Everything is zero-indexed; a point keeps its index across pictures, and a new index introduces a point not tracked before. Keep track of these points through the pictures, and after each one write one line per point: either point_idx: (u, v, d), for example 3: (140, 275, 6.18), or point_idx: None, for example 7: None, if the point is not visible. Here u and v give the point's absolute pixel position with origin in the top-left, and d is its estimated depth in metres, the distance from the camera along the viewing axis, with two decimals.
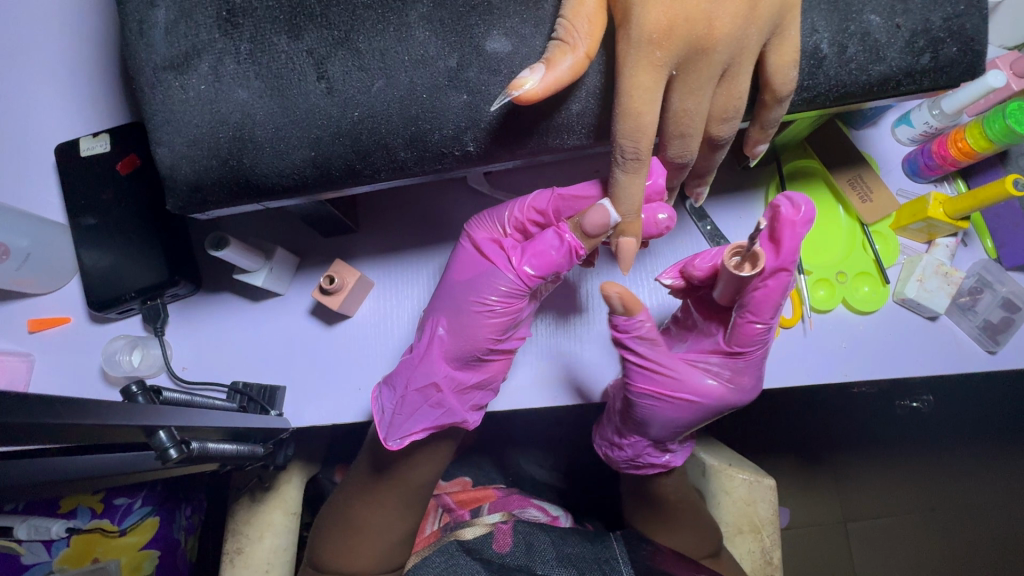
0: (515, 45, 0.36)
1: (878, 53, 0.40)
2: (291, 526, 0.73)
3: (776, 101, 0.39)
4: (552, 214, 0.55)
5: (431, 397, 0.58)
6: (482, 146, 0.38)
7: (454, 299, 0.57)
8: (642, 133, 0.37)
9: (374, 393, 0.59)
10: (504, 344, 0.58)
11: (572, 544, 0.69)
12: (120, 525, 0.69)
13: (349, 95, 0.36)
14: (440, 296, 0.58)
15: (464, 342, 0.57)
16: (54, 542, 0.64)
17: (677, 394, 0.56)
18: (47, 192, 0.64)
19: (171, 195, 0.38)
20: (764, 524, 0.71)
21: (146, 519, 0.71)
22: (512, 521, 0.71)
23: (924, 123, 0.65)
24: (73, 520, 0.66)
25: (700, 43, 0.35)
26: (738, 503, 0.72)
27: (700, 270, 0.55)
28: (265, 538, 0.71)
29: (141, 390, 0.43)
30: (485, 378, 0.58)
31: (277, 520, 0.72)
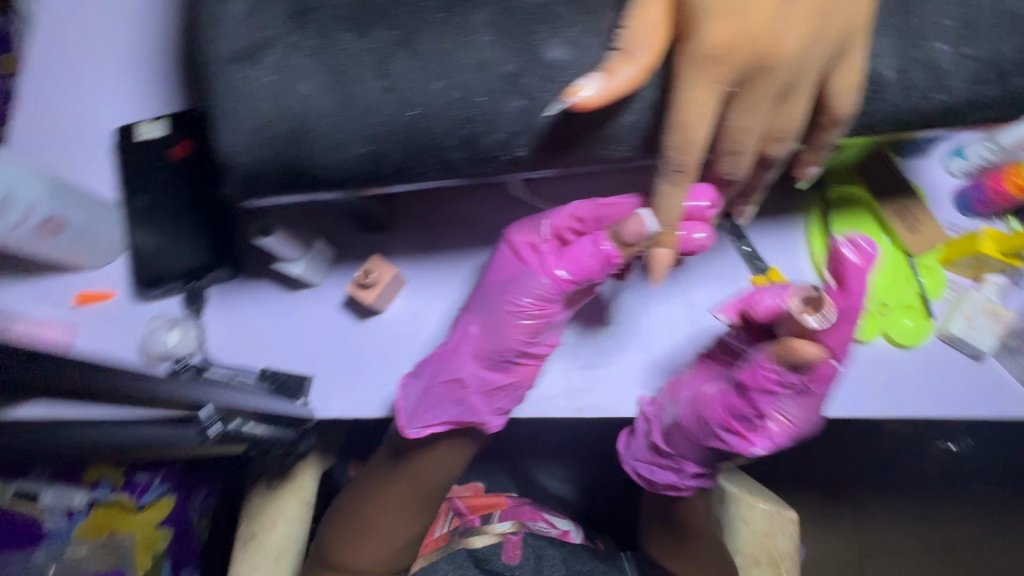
0: (574, 54, 0.36)
1: (943, 83, 0.39)
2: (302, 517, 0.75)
3: (834, 124, 0.38)
4: (591, 225, 0.55)
5: (455, 393, 0.58)
6: (532, 151, 0.39)
7: (487, 300, 0.58)
8: (692, 147, 0.37)
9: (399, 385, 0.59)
10: (534, 348, 0.58)
11: (582, 561, 0.71)
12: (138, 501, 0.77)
13: (408, 94, 0.37)
14: (477, 298, 0.59)
15: (493, 343, 0.57)
16: (75, 512, 0.73)
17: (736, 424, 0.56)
18: (103, 172, 0.66)
19: (228, 181, 0.39)
20: (783, 559, 0.63)
21: (161, 498, 0.78)
22: (521, 533, 0.73)
23: (980, 155, 0.65)
24: (94, 493, 0.74)
25: (764, 60, 0.34)
26: (759, 539, 0.65)
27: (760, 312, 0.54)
28: (277, 525, 0.72)
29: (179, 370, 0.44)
30: (514, 386, 0.59)
31: (291, 509, 0.73)
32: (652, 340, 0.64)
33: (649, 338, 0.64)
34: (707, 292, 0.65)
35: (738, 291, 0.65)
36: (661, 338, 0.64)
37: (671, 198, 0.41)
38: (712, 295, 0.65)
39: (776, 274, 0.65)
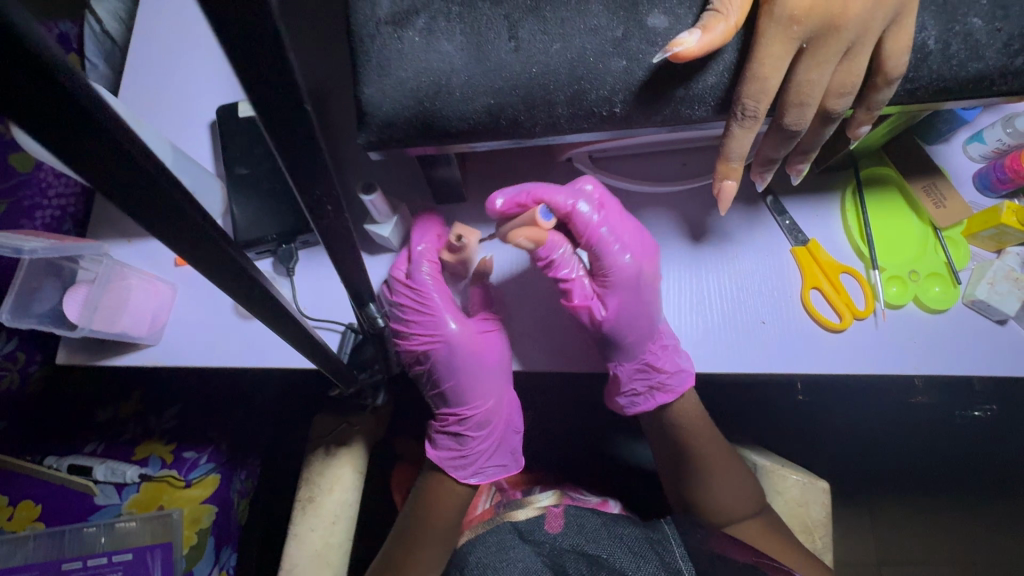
0: (671, 22, 0.43)
1: (978, 52, 0.46)
2: (356, 484, 0.89)
3: (886, 83, 0.44)
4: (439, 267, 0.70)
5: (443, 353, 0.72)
6: (627, 108, 0.45)
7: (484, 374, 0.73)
8: (766, 95, 0.44)
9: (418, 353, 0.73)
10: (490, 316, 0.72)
11: (622, 526, 0.72)
12: (188, 477, 0.90)
13: (531, 53, 0.44)
14: (478, 372, 0.73)
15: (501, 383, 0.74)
16: (127, 486, 0.86)
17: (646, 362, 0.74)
18: (206, 145, 0.74)
19: (368, 129, 0.46)
20: (816, 524, 0.82)
21: (208, 475, 0.91)
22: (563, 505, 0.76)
23: (998, 140, 0.71)
24: (146, 468, 0.88)
25: (832, 21, 0.42)
26: (790, 503, 0.83)
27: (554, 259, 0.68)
28: (334, 490, 0.87)
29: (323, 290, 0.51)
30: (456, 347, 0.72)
31: (345, 474, 0.88)
32: (705, 304, 0.72)
33: (703, 302, 0.72)
34: (752, 261, 0.72)
35: (780, 260, 0.72)
36: (712, 304, 0.71)
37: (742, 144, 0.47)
38: (754, 265, 0.72)
39: (816, 245, 0.72)
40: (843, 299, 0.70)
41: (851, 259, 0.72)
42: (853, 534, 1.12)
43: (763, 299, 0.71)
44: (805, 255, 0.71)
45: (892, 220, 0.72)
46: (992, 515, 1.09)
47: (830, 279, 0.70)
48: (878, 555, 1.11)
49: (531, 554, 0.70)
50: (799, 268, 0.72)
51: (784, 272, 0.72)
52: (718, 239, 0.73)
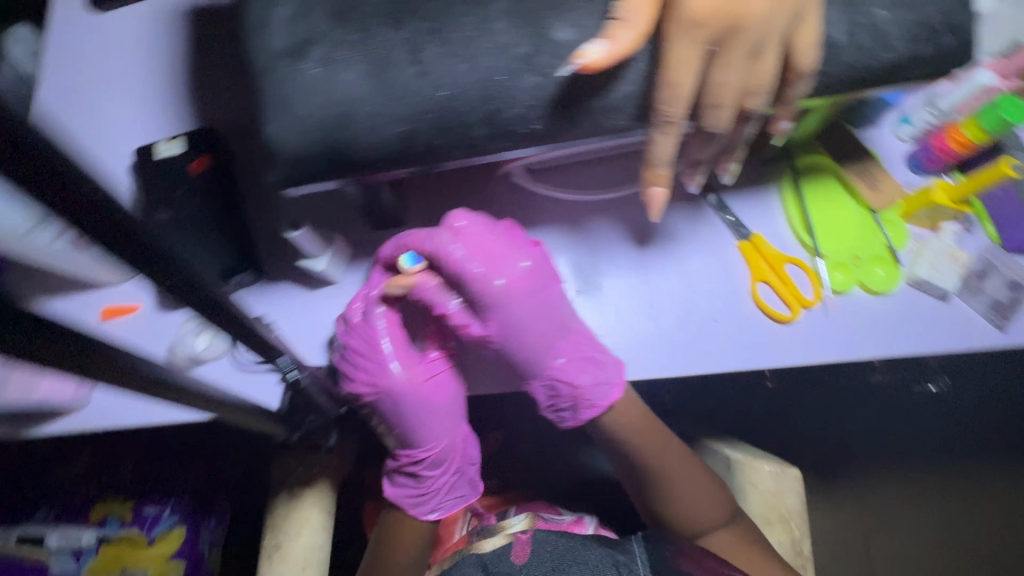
0: (580, 35, 0.41)
1: (887, 44, 0.46)
2: (325, 526, 0.84)
3: (798, 78, 0.45)
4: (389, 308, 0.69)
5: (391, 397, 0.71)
6: (546, 123, 0.44)
7: (434, 414, 0.72)
8: (679, 101, 0.43)
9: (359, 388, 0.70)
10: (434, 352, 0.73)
11: (589, 549, 0.75)
12: (149, 534, 0.88)
13: (437, 77, 0.42)
14: (428, 412, 0.71)
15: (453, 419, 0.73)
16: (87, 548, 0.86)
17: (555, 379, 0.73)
18: (123, 190, 0.70)
19: (276, 169, 0.44)
20: (792, 515, 0.81)
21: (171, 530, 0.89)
22: (529, 531, 0.77)
23: (924, 120, 0.74)
24: (104, 530, 0.87)
25: (736, 20, 0.41)
26: (765, 494, 0.83)
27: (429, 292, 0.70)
28: (302, 534, 0.82)
29: None
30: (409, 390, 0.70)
31: (315, 517, 0.84)
32: (657, 307, 0.70)
33: (654, 305, 0.70)
34: (699, 260, 0.72)
35: (727, 256, 0.72)
36: (664, 308, 0.70)
37: (663, 150, 0.47)
38: (702, 264, 0.72)
39: (760, 239, 0.72)
40: (790, 290, 0.70)
41: (795, 250, 0.73)
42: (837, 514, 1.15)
43: (713, 296, 0.71)
44: (750, 250, 0.71)
45: (832, 207, 0.73)
46: (968, 476, 1.12)
47: (776, 271, 0.70)
48: (863, 527, 1.14)
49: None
50: (746, 263, 0.72)
51: (732, 268, 0.72)
52: (664, 241, 0.72)
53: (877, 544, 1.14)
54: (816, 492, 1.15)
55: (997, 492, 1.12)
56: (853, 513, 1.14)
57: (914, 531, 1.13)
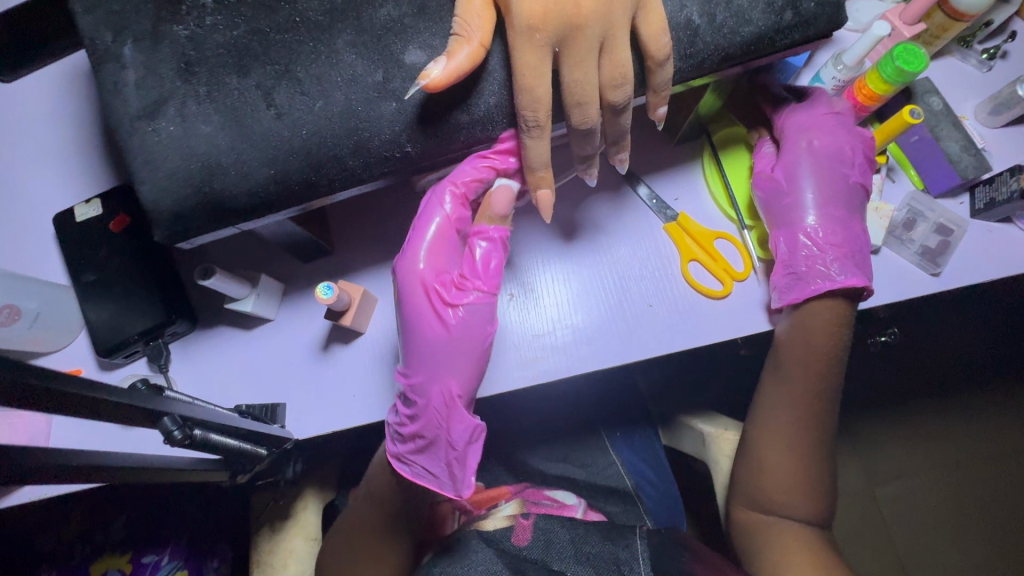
0: (429, 55, 0.43)
1: (744, 17, 0.46)
2: (311, 552, 0.85)
3: (658, 65, 0.45)
4: (448, 236, 0.63)
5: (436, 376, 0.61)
6: (416, 146, 0.44)
7: (445, 352, 0.61)
8: (539, 104, 0.43)
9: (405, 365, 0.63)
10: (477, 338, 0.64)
11: (591, 541, 0.74)
12: None
13: (296, 117, 0.43)
14: (428, 354, 0.61)
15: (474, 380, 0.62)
16: None
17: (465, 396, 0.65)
18: (47, 258, 0.70)
19: (156, 226, 0.44)
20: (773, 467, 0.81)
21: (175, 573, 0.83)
22: (530, 517, 0.77)
23: (832, 78, 0.73)
24: None
25: (572, 21, 0.42)
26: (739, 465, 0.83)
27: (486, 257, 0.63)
28: (288, 565, 0.83)
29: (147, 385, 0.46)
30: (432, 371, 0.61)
31: (299, 547, 0.84)
32: (588, 299, 0.70)
33: (585, 297, 0.70)
34: (627, 246, 0.72)
35: (655, 239, 0.72)
36: (598, 298, 0.70)
37: (540, 154, 0.46)
38: (631, 251, 0.72)
39: (685, 217, 0.71)
40: (721, 264, 0.70)
41: (722, 224, 0.73)
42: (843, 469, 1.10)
43: (645, 281, 0.71)
44: (677, 229, 0.71)
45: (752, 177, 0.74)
46: (953, 415, 1.12)
47: (704, 247, 0.70)
48: (869, 480, 1.10)
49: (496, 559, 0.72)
50: (674, 243, 0.71)
51: (661, 251, 0.71)
52: (588, 232, 0.73)
53: (887, 496, 1.09)
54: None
55: (986, 426, 1.11)
56: (857, 467, 1.10)
57: (920, 476, 1.09)
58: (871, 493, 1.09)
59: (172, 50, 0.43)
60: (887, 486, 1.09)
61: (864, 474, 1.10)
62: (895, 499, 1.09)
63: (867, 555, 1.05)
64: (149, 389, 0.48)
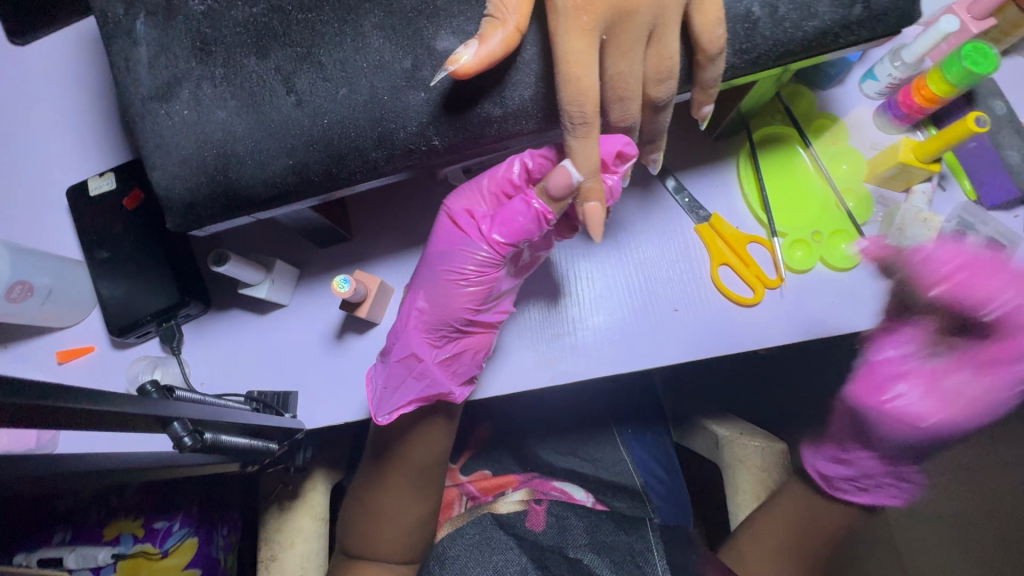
0: (462, 40, 0.39)
1: (809, 10, 0.42)
2: (320, 531, 0.85)
3: (709, 60, 0.40)
4: (496, 202, 0.57)
5: (429, 332, 0.59)
6: (445, 139, 0.41)
7: (429, 271, 0.58)
8: (587, 97, 0.39)
9: (406, 310, 0.59)
10: (483, 317, 0.60)
11: (607, 531, 0.75)
12: (163, 547, 0.79)
13: (317, 105, 0.40)
14: (419, 270, 0.60)
15: (440, 314, 0.58)
16: (103, 566, 0.76)
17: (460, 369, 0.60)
18: (62, 232, 0.68)
19: (169, 215, 0.42)
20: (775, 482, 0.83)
21: (185, 541, 0.81)
22: (544, 502, 0.77)
23: (888, 76, 0.67)
24: (118, 547, 0.78)
25: (622, 7, 0.38)
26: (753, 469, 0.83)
27: (515, 220, 0.54)
28: (296, 544, 0.84)
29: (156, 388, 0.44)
30: (425, 323, 0.59)
31: (308, 526, 0.85)
32: (614, 300, 0.67)
33: (611, 298, 0.67)
34: (654, 247, 0.68)
35: (684, 241, 0.69)
36: (624, 300, 0.67)
37: (587, 152, 0.42)
38: (658, 251, 0.68)
39: (719, 219, 0.68)
40: (751, 271, 0.66)
41: (753, 228, 0.69)
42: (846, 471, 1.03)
43: (672, 285, 0.68)
44: (709, 231, 0.68)
45: (791, 180, 0.69)
46: None
47: (738, 252, 0.66)
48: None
49: (514, 548, 0.72)
50: (705, 245, 0.68)
51: (691, 253, 0.68)
52: (617, 231, 0.70)
53: None
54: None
55: None
56: None
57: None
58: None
59: (186, 28, 0.41)
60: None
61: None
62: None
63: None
64: (156, 391, 0.46)
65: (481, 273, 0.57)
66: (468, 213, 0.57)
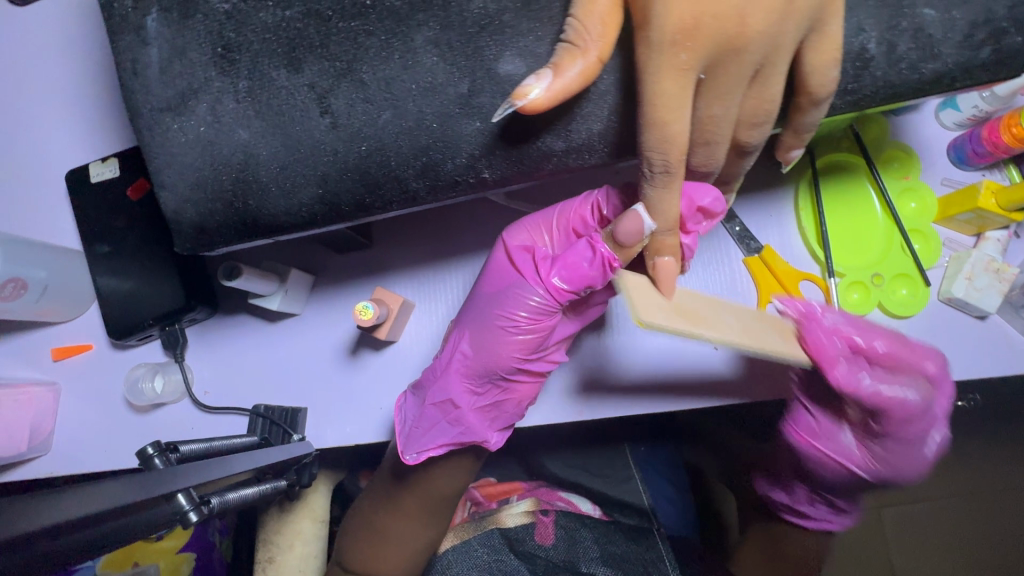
0: (529, 65, 0.34)
1: (932, 51, 0.36)
2: (319, 534, 0.73)
3: (813, 105, 0.36)
4: (562, 244, 0.52)
5: (471, 378, 0.53)
6: (497, 172, 0.37)
7: (479, 312, 0.53)
8: (671, 144, 0.35)
9: (449, 348, 0.54)
10: (532, 364, 0.53)
11: (616, 542, 0.70)
12: (156, 533, 0.67)
13: (355, 128, 0.35)
14: (466, 309, 0.54)
15: (486, 361, 0.52)
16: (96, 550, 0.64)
17: (500, 417, 0.55)
18: (61, 220, 0.63)
19: (178, 238, 0.39)
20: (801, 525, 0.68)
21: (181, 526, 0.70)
22: (552, 512, 0.71)
23: (972, 107, 0.61)
24: None
25: (730, 42, 0.33)
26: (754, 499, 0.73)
27: (575, 268, 0.48)
28: (295, 546, 0.71)
29: (157, 452, 0.41)
30: (468, 367, 0.53)
31: (307, 528, 0.72)
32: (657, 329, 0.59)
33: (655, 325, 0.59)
34: (700, 277, 0.63)
35: (732, 274, 0.63)
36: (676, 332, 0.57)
37: (666, 202, 0.38)
38: (704, 283, 0.63)
39: (771, 253, 0.62)
40: None
41: (807, 264, 0.63)
42: None
43: None
44: (759, 266, 0.62)
45: (853, 217, 0.63)
46: None
47: (789, 289, 0.61)
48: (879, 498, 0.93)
49: (521, 566, 0.66)
50: (754, 281, 0.62)
51: (738, 289, 0.62)
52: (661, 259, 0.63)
53: (894, 518, 0.93)
54: None
55: None
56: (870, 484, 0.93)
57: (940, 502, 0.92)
58: (875, 511, 0.93)
59: (206, 28, 0.37)
60: (897, 508, 0.93)
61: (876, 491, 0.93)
62: (903, 522, 0.93)
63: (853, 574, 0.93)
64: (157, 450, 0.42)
65: (534, 320, 0.51)
66: (529, 253, 0.52)
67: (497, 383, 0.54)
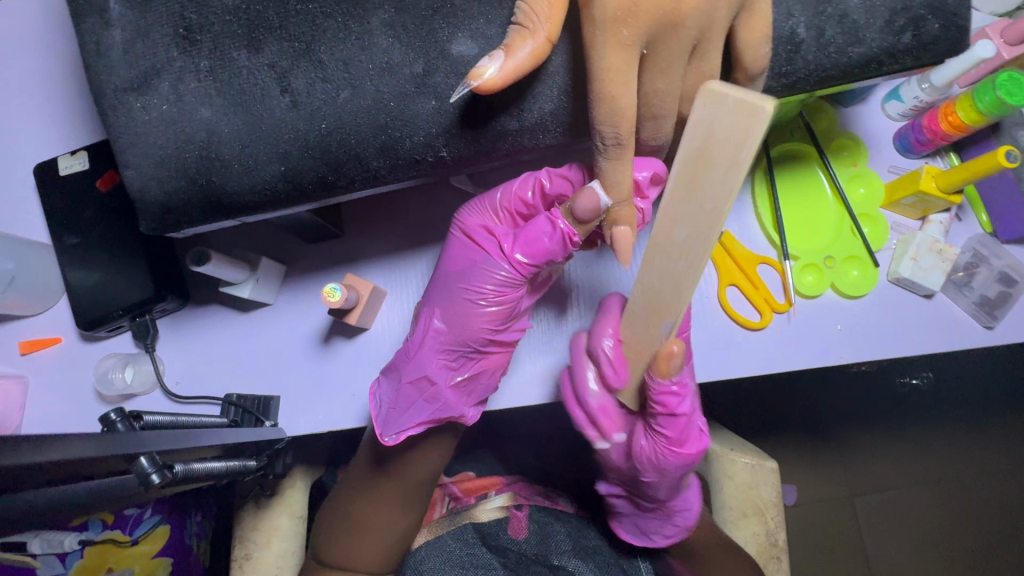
0: (480, 47, 0.37)
1: (857, 35, 0.39)
2: (298, 531, 0.71)
3: (748, 80, 0.39)
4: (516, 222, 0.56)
5: (445, 352, 0.55)
6: (452, 151, 0.38)
7: (446, 289, 0.55)
8: (620, 117, 0.37)
9: (421, 324, 0.55)
10: (503, 335, 0.56)
11: (588, 536, 0.72)
12: (132, 534, 0.67)
13: (314, 106, 0.37)
14: (433, 288, 0.56)
15: (458, 334, 0.54)
16: (69, 553, 0.63)
17: (476, 388, 0.57)
18: (29, 214, 0.63)
19: (142, 217, 0.40)
20: (768, 506, 0.65)
21: (156, 528, 0.69)
22: (524, 508, 0.71)
23: (913, 98, 0.64)
24: (85, 532, 0.63)
25: (667, 20, 0.35)
26: (741, 488, 0.66)
27: (536, 242, 0.52)
28: (272, 543, 0.69)
29: (121, 417, 0.43)
30: (441, 340, 0.55)
31: (284, 524, 0.70)
32: None
33: None
34: None
35: None
36: None
37: (620, 174, 0.40)
38: None
39: (730, 238, 0.65)
40: (760, 294, 0.64)
41: (764, 248, 0.66)
42: (820, 475, 0.96)
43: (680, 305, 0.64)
44: (719, 251, 0.65)
45: (807, 205, 0.67)
46: None
47: (748, 273, 0.64)
48: (851, 487, 0.95)
49: (494, 561, 0.67)
50: (714, 265, 0.65)
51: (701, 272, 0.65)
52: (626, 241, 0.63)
53: (866, 506, 0.95)
54: (803, 454, 0.96)
55: None
56: (839, 472, 0.95)
57: (905, 487, 0.95)
58: (849, 502, 0.95)
59: (169, 10, 0.39)
60: (868, 496, 0.95)
61: (845, 477, 0.95)
62: (875, 510, 0.95)
63: (829, 563, 0.94)
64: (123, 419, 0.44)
65: (502, 292, 0.54)
66: (486, 229, 0.55)
67: (471, 355, 0.56)
